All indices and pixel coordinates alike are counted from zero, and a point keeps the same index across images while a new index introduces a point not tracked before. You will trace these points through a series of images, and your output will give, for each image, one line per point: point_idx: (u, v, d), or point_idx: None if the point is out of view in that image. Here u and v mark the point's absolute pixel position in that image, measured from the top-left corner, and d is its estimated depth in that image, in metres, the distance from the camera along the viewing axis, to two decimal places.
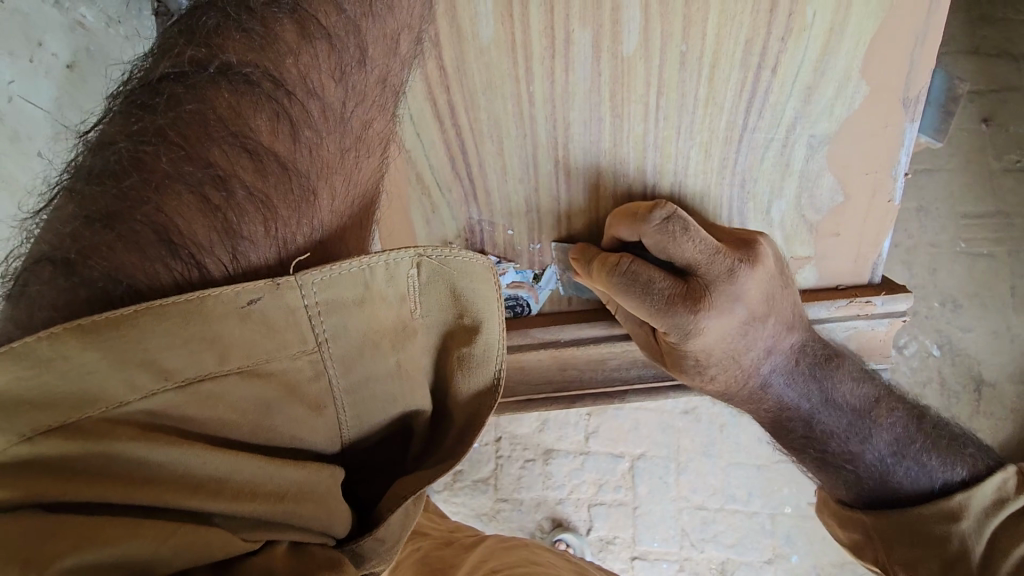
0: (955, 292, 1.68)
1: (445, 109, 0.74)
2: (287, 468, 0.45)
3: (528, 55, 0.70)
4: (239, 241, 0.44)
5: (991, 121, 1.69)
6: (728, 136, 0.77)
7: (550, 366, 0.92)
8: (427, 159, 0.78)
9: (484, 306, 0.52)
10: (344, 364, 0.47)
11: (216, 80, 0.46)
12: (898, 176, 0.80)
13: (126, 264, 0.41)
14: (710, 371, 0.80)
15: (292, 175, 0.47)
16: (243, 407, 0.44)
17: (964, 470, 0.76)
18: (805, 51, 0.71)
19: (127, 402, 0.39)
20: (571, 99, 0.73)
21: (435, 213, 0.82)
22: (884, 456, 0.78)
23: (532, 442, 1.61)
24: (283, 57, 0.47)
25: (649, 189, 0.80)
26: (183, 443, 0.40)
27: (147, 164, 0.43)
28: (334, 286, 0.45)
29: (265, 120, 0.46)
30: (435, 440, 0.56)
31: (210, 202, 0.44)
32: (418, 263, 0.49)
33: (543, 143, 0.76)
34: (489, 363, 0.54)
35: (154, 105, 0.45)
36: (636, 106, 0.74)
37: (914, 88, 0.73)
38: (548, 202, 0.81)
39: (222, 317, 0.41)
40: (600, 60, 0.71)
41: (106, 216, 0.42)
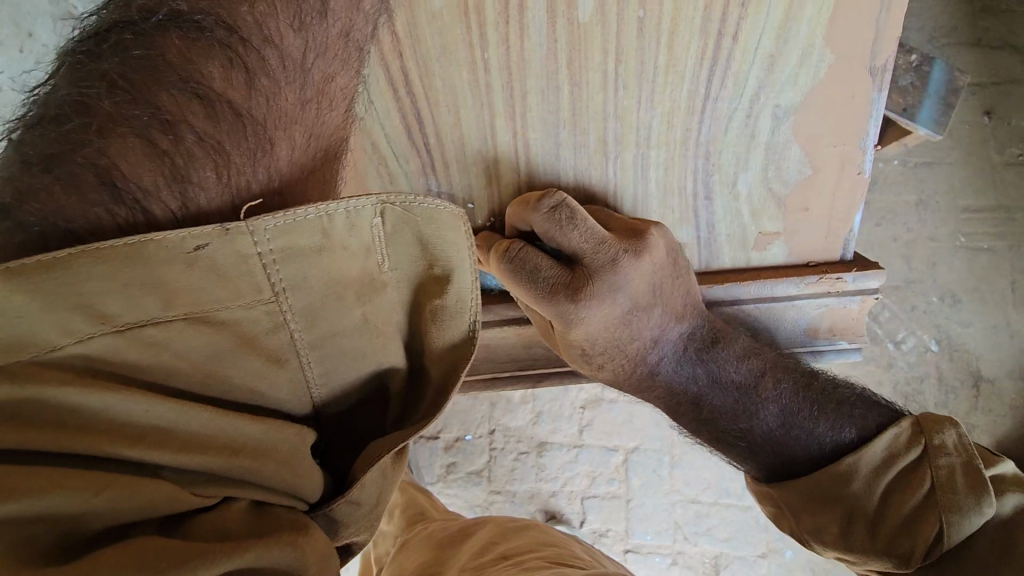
0: (954, 287, 1.67)
1: (399, 76, 0.72)
2: (242, 422, 0.43)
3: (481, 20, 0.69)
4: (188, 187, 0.43)
5: (992, 114, 1.64)
6: (690, 106, 0.76)
7: (516, 344, 0.90)
8: (383, 130, 0.76)
9: (455, 256, 0.52)
10: (307, 319, 0.46)
11: (165, 26, 0.43)
12: (865, 149, 0.78)
13: (67, 207, 0.40)
14: (598, 359, 0.81)
15: (247, 123, 0.45)
16: (192, 356, 0.42)
17: (851, 432, 0.76)
18: (767, 15, 0.69)
19: (59, 347, 0.37)
20: (528, 67, 0.72)
21: (393, 183, 0.80)
22: (773, 427, 0.80)
23: (525, 434, 1.59)
24: (237, 4, 0.44)
25: (610, 159, 0.80)
26: (124, 392, 0.38)
27: (93, 108, 0.42)
28: (292, 233, 0.43)
29: (218, 66, 0.44)
30: (412, 400, 0.55)
31: (156, 146, 0.42)
32: (383, 212, 0.49)
33: (500, 111, 0.75)
34: (463, 315, 0.53)
35: (101, 52, 0.43)
36: (595, 74, 0.73)
37: (880, 57, 0.72)
38: (509, 171, 0.80)
39: (166, 262, 0.39)
40: (555, 26, 0.70)
41: (46, 160, 0.41)
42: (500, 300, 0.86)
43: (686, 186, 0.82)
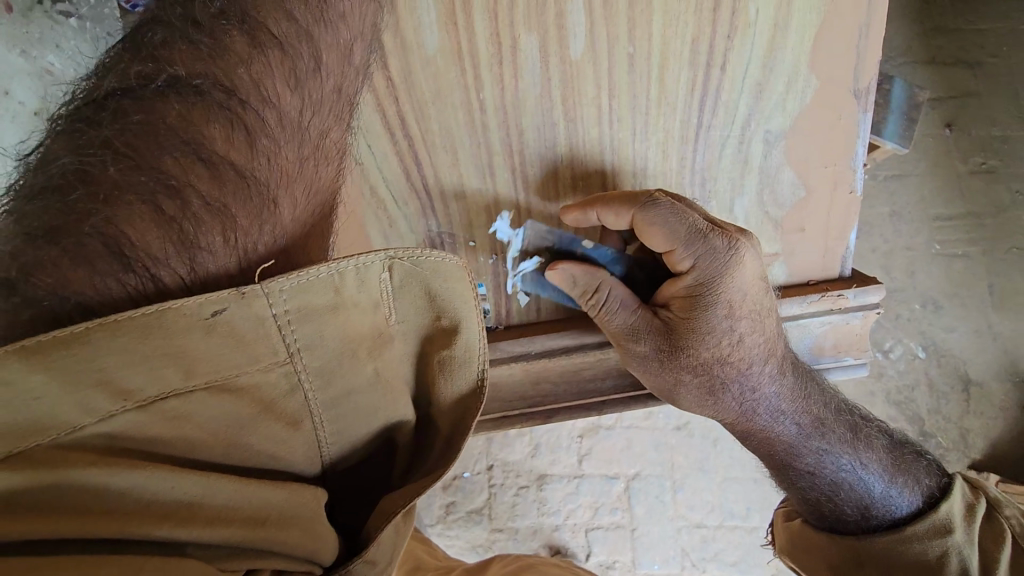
0: (934, 294, 1.70)
1: (396, 120, 0.73)
2: (264, 487, 0.42)
3: (475, 62, 0.71)
4: (197, 252, 0.42)
5: (953, 126, 1.75)
6: (683, 136, 0.77)
7: (521, 381, 0.89)
8: (381, 175, 0.77)
9: (462, 307, 0.50)
10: (322, 376, 0.45)
11: (164, 92, 0.44)
12: (856, 168, 0.81)
13: (75, 281, 0.38)
14: (703, 330, 0.77)
15: (250, 183, 0.45)
16: (212, 426, 0.41)
17: (918, 495, 0.79)
18: (752, 46, 0.73)
19: (82, 426, 0.36)
20: (523, 106, 0.74)
21: (392, 227, 0.80)
22: (849, 470, 0.81)
23: (524, 468, 1.56)
24: (234, 67, 0.45)
25: (610, 184, 0.79)
26: (147, 467, 0.37)
27: (96, 176, 0.41)
28: (305, 292, 0.42)
29: (219, 128, 0.44)
30: (424, 453, 0.53)
31: (164, 213, 0.42)
32: (390, 266, 0.47)
33: (497, 151, 0.76)
34: (472, 365, 0.51)
35: (99, 119, 0.43)
36: (589, 109, 0.75)
37: (863, 80, 0.75)
38: (509, 209, 0.80)
39: (185, 330, 0.38)
40: (549, 66, 0.72)
41: (50, 232, 0.40)
42: (508, 336, 0.86)
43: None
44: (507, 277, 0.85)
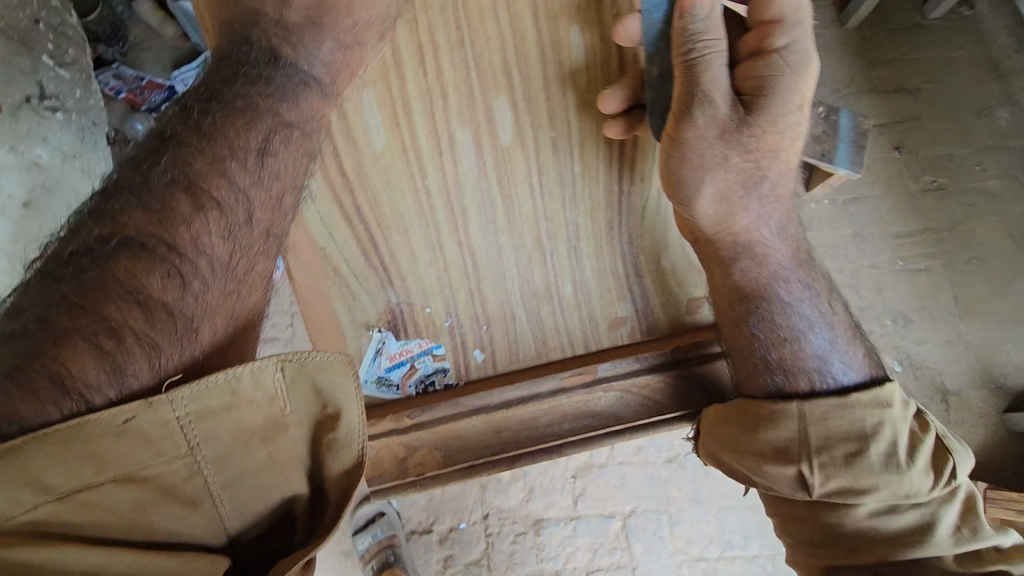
0: (903, 309, 1.82)
1: (352, 209, 0.82)
2: (165, 557, 0.49)
3: (418, 155, 0.81)
4: (126, 379, 0.51)
5: (902, 148, 1.95)
6: (608, 202, 0.88)
7: (484, 431, 0.92)
8: (342, 255, 0.85)
9: (344, 396, 0.59)
10: (218, 461, 0.53)
11: (117, 250, 0.54)
12: None
13: (23, 408, 0.46)
14: (757, 124, 0.78)
15: (178, 319, 0.55)
16: (122, 511, 0.49)
17: (864, 373, 0.85)
18: None
19: (12, 516, 0.45)
20: (464, 189, 0.84)
21: (356, 301, 0.89)
22: (806, 330, 0.86)
23: (519, 513, 1.61)
24: (177, 226, 0.56)
25: (549, 251, 0.89)
26: (63, 545, 0.45)
27: (51, 321, 0.50)
28: (203, 398, 0.51)
29: (157, 279, 0.54)
30: (316, 520, 0.61)
31: (103, 348, 0.50)
32: (282, 366, 0.55)
33: (444, 228, 0.86)
34: (353, 445, 0.59)
35: (61, 274, 0.53)
36: (522, 186, 0.85)
37: None
38: (459, 278, 0.89)
39: (98, 436, 0.47)
40: (483, 152, 0.82)
41: (9, 369, 0.47)
42: (466, 392, 0.93)
43: (599, 270, 0.92)
44: (463, 337, 0.93)
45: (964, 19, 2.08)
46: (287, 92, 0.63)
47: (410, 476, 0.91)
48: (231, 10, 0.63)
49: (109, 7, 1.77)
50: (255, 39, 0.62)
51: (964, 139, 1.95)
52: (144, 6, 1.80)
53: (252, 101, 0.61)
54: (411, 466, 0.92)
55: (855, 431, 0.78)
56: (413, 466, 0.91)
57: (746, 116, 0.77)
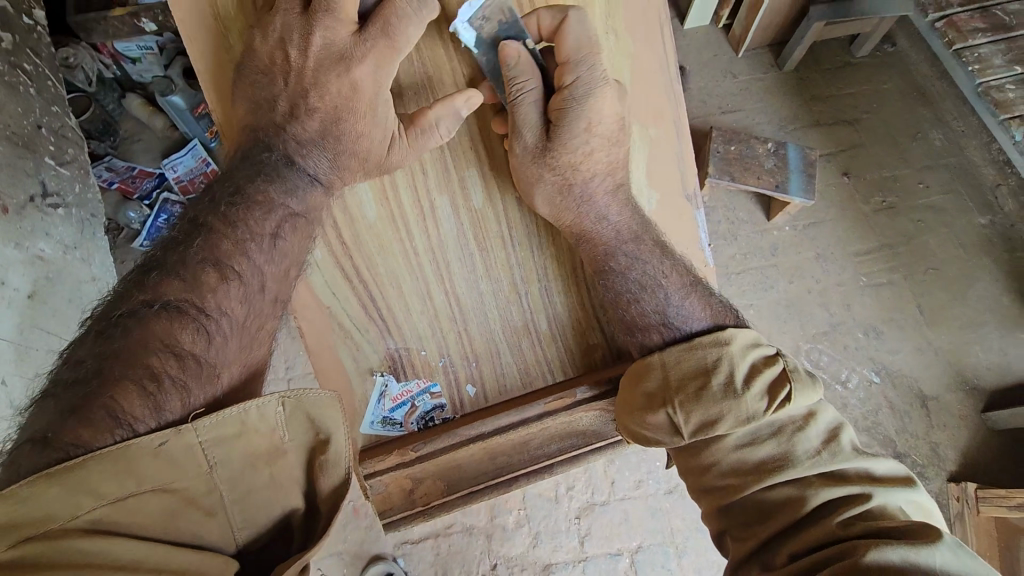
0: (872, 321, 2.06)
1: (351, 271, 0.96)
2: (191, 553, 0.59)
3: (406, 221, 0.96)
4: (164, 414, 0.63)
5: (849, 173, 2.20)
6: (568, 247, 1.03)
7: (479, 459, 1.03)
8: (345, 311, 0.99)
9: (334, 425, 0.71)
10: (230, 480, 0.63)
11: (157, 312, 0.67)
12: (704, 248, 1.07)
13: (85, 436, 0.58)
14: (582, 141, 0.91)
15: (204, 365, 0.69)
16: (158, 516, 0.59)
17: (708, 322, 0.97)
18: None
19: (76, 516, 0.55)
20: (446, 247, 0.98)
21: (360, 350, 1.01)
22: (655, 297, 0.98)
23: (527, 560, 1.72)
24: (204, 293, 0.71)
25: (524, 295, 1.03)
26: (115, 539, 0.55)
27: (105, 369, 0.63)
28: (219, 427, 0.63)
29: (189, 334, 0.68)
30: (310, 534, 0.70)
31: (146, 390, 0.63)
32: (283, 401, 0.67)
33: (432, 281, 1.00)
34: (340, 464, 0.71)
35: (111, 332, 0.65)
36: (495, 239, 1.00)
37: (689, 186, 1.05)
38: (448, 322, 1.02)
39: (139, 456, 0.58)
40: (460, 215, 0.97)
41: (75, 408, 0.59)
42: (464, 424, 1.01)
43: (562, 308, 1.05)
44: (455, 374, 1.05)
45: (887, 54, 2.35)
46: (298, 189, 0.82)
47: (419, 506, 1.03)
48: (255, 122, 0.81)
49: (100, 106, 1.92)
50: (274, 147, 0.81)
51: (907, 163, 2.22)
52: (134, 103, 1.96)
53: (270, 195, 0.80)
54: (418, 495, 1.03)
55: (700, 368, 0.90)
56: (420, 496, 1.03)
57: (548, 141, 0.90)
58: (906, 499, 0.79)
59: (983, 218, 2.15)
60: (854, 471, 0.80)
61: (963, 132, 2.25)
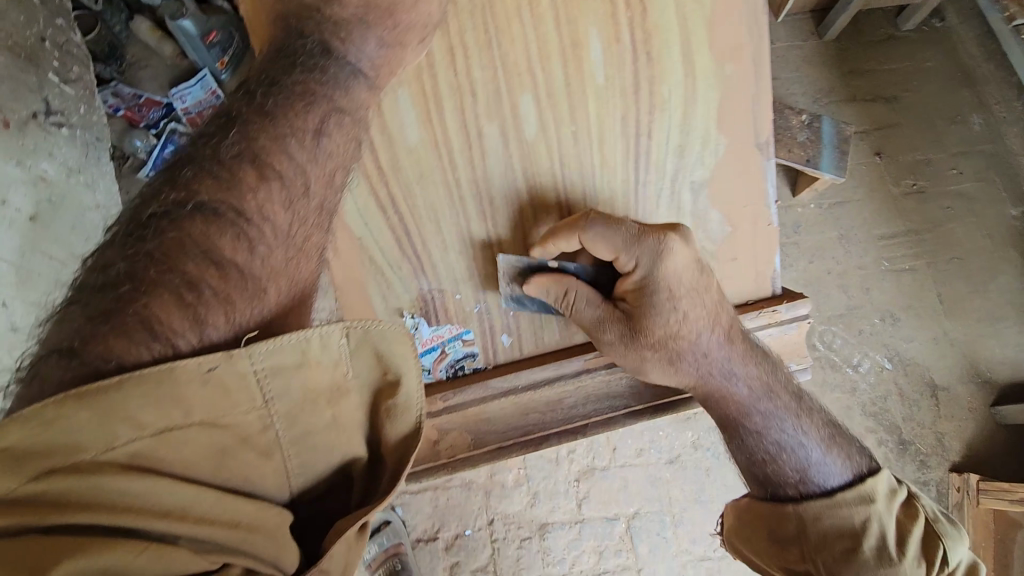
0: (890, 307, 1.96)
1: (386, 200, 0.87)
2: (238, 501, 0.55)
3: (449, 148, 0.86)
4: (206, 328, 0.55)
5: (882, 154, 2.09)
6: (626, 190, 0.93)
7: (510, 413, 1.00)
8: (377, 245, 0.90)
9: (404, 365, 0.65)
10: (288, 417, 0.59)
11: (192, 214, 0.59)
12: (770, 205, 0.98)
13: (119, 348, 0.51)
14: (679, 305, 0.89)
15: (248, 277, 0.60)
16: (204, 453, 0.54)
17: (850, 472, 0.92)
18: (670, 119, 0.91)
19: (113, 447, 0.49)
20: (492, 181, 0.89)
21: (390, 288, 0.94)
22: (784, 447, 0.93)
23: (525, 519, 1.68)
24: (244, 195, 0.62)
25: (571, 243, 0.95)
26: (157, 479, 0.50)
27: (138, 275, 0.55)
28: (277, 355, 0.56)
29: (228, 240, 0.60)
30: (374, 481, 0.69)
31: (184, 299, 0.55)
32: (347, 333, 0.61)
33: (473, 216, 0.91)
34: (410, 411, 0.66)
35: (143, 234, 0.58)
36: (545, 177, 0.91)
37: (762, 133, 0.94)
38: (487, 264, 0.94)
39: (187, 382, 0.51)
40: (509, 147, 0.88)
41: (106, 315, 0.52)
42: (495, 374, 0.99)
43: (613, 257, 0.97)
44: (491, 323, 0.98)
45: (935, 30, 2.21)
46: (340, 82, 0.71)
47: (443, 458, 1.01)
48: (291, 8, 0.70)
49: (107, 27, 1.79)
50: (308, 32, 0.70)
51: (941, 146, 2.09)
52: (143, 27, 1.84)
53: (310, 86, 0.68)
54: (442, 448, 1.00)
55: (847, 530, 0.88)
56: (444, 448, 1.00)
57: (635, 327, 0.89)
58: (954, 525, 0.91)
59: (1015, 209, 2.03)
60: (908, 518, 0.90)
61: (1005, 117, 2.11)
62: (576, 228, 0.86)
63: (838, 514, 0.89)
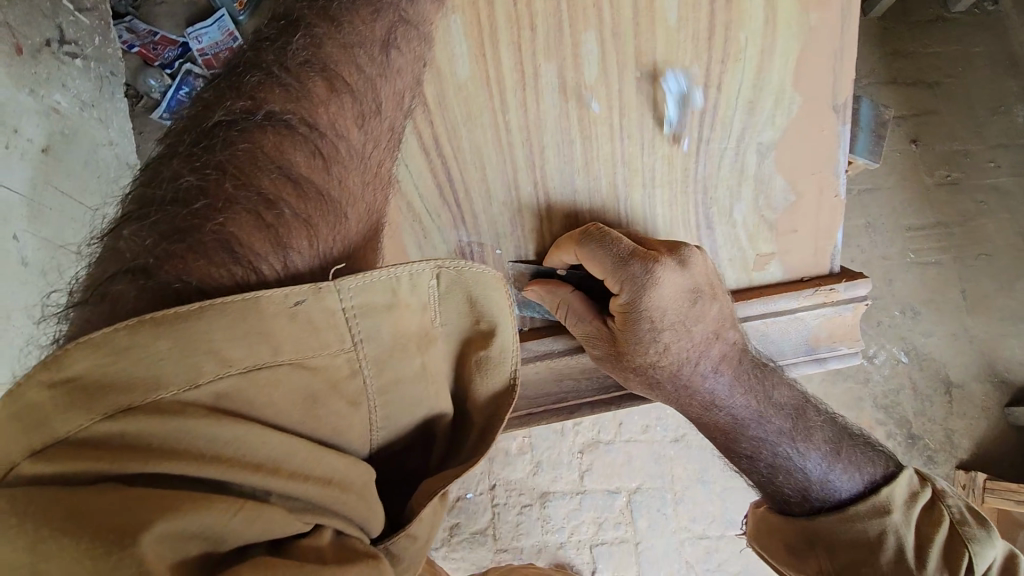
0: (911, 300, 1.82)
1: (430, 140, 0.81)
2: (329, 455, 0.49)
3: (502, 87, 0.79)
4: (288, 252, 0.51)
5: (918, 141, 1.89)
6: (686, 148, 0.86)
7: (545, 379, 0.95)
8: (417, 190, 0.84)
9: (499, 313, 0.59)
10: (376, 363, 0.52)
11: (262, 125, 0.55)
12: (838, 174, 0.90)
13: (198, 269, 0.47)
14: (665, 334, 0.84)
15: (326, 200, 0.55)
16: (292, 398, 0.48)
17: (861, 481, 0.85)
18: (742, 72, 0.83)
19: (196, 385, 0.43)
20: (544, 127, 0.82)
21: (426, 239, 0.87)
22: (791, 464, 0.87)
23: (527, 486, 1.64)
24: (316, 106, 0.57)
25: (623, 203, 0.88)
26: (247, 424, 0.45)
27: (212, 191, 0.51)
28: (367, 292, 0.50)
29: (302, 156, 0.55)
30: (457, 442, 0.62)
31: (263, 220, 0.51)
32: (438, 274, 0.56)
33: (521, 165, 0.84)
34: (505, 364, 0.61)
35: (212, 145, 0.54)
36: (602, 127, 0.83)
37: (841, 95, 0.85)
38: (531, 219, 0.87)
39: (273, 314, 0.46)
40: (567, 90, 0.81)
41: (180, 232, 0.48)
42: (532, 337, 0.94)
43: (670, 218, 0.90)
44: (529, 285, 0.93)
45: (988, 13, 1.95)
46: None
47: None
48: None
49: None
50: None
51: (980, 136, 1.90)
52: None
53: None
54: None
55: (858, 542, 0.81)
56: None
57: (620, 346, 0.85)
58: (985, 528, 0.80)
59: None
60: (928, 524, 0.81)
61: None
62: (575, 241, 0.82)
63: (847, 524, 0.82)
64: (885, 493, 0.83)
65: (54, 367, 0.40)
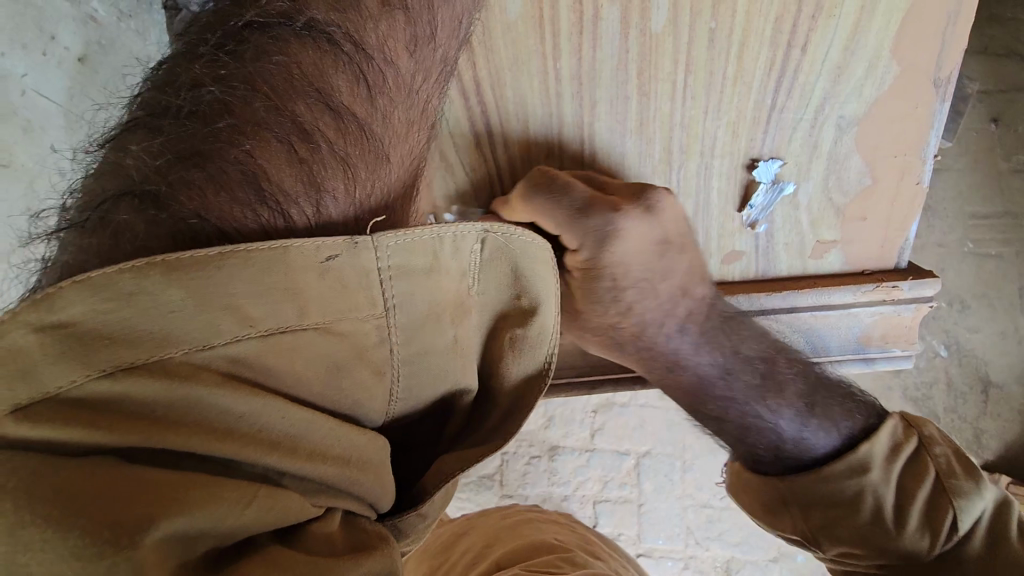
0: (962, 293, 1.65)
1: (471, 84, 0.74)
2: (353, 433, 0.45)
3: (556, 32, 0.71)
4: (322, 195, 0.46)
5: (1000, 121, 1.62)
6: (756, 116, 0.77)
7: (571, 352, 0.92)
8: (452, 139, 0.78)
9: (543, 291, 0.55)
10: (407, 334, 0.47)
11: (300, 35, 0.47)
12: (926, 158, 0.79)
13: (219, 204, 0.42)
14: (627, 296, 0.76)
15: (367, 136, 0.49)
16: (318, 365, 0.43)
17: (836, 436, 0.75)
18: (834, 30, 0.71)
19: (211, 346, 0.38)
20: (599, 79, 0.74)
21: (459, 193, 0.82)
22: (758, 419, 0.78)
23: (537, 438, 1.64)
24: (364, 22, 0.48)
25: (676, 170, 0.80)
26: (265, 395, 0.40)
27: (238, 110, 0.44)
28: (408, 252, 0.45)
29: (345, 80, 0.48)
30: (476, 422, 0.57)
31: (295, 153, 0.45)
32: (483, 240, 0.51)
33: (569, 123, 0.77)
34: (542, 345, 0.56)
35: (239, 52, 0.46)
36: (664, 84, 0.74)
37: (945, 68, 0.73)
38: None
39: (303, 270, 0.41)
40: (628, 38, 0.71)
41: (197, 155, 0.43)
42: None
43: (725, 191, 0.82)
44: None
45: None
46: None
47: None
48: None
49: None
50: None
51: None
52: None
53: None
54: None
55: (831, 499, 0.72)
56: None
57: (577, 304, 0.78)
58: (975, 481, 0.70)
59: None
60: (910, 479, 0.71)
61: None
62: (523, 199, 0.73)
63: (813, 485, 0.73)
64: (863, 450, 0.73)
65: (42, 307, 0.33)
